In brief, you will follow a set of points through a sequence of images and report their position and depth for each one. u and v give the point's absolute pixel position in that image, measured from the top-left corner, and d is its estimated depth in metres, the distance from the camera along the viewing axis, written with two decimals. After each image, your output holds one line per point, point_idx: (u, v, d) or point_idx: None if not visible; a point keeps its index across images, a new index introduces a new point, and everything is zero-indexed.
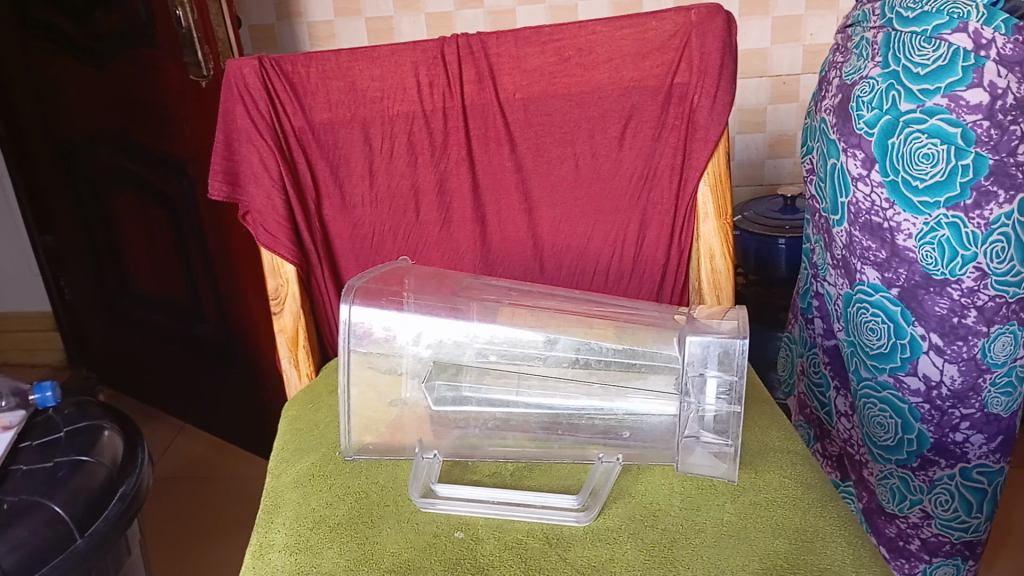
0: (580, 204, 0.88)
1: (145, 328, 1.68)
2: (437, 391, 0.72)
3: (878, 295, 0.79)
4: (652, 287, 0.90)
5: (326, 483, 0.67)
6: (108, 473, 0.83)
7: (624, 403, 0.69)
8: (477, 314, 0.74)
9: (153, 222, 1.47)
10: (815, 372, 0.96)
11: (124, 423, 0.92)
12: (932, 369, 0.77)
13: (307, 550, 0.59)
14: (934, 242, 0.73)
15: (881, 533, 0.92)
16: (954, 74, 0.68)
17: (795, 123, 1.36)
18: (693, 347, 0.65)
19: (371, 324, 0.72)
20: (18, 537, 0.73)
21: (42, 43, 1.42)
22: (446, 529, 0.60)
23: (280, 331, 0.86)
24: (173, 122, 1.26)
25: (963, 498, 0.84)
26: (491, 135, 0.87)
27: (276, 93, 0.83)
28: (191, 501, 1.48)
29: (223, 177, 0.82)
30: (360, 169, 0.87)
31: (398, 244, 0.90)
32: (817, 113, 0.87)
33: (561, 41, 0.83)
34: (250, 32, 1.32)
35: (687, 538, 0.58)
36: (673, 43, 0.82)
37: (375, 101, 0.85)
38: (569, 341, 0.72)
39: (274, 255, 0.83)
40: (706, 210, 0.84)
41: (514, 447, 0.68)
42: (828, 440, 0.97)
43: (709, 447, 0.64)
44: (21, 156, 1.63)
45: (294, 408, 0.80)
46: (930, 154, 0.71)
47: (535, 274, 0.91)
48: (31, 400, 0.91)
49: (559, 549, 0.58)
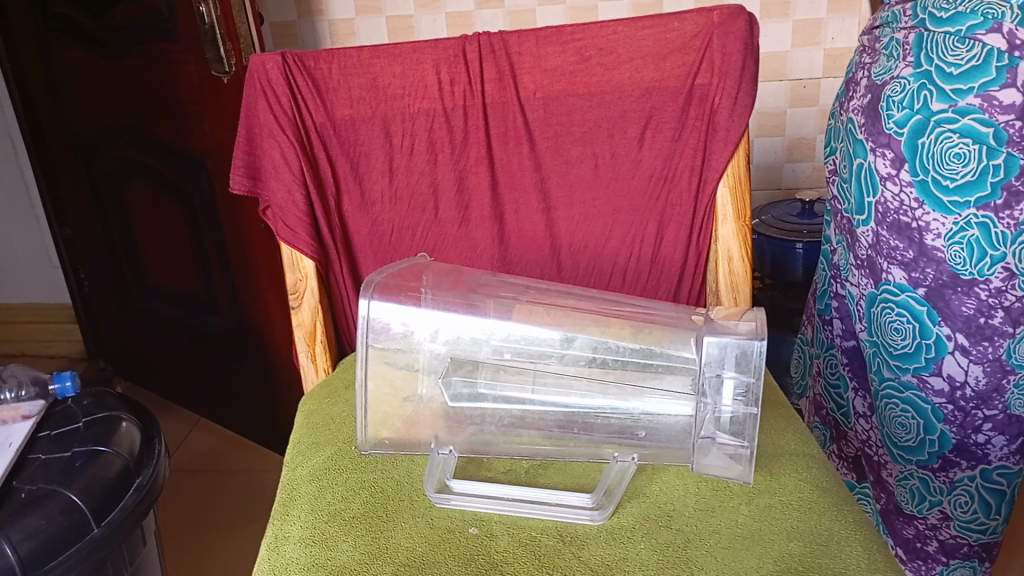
0: (598, 204, 0.88)
1: (160, 321, 1.69)
2: (454, 387, 0.72)
3: (904, 295, 0.79)
4: (669, 288, 0.90)
5: (342, 477, 0.67)
6: (124, 464, 0.84)
7: (640, 402, 0.69)
8: (494, 311, 0.74)
9: (170, 214, 1.48)
10: (832, 373, 0.96)
11: (141, 416, 0.93)
12: (957, 370, 0.77)
13: (322, 543, 0.60)
14: (963, 242, 0.73)
15: (899, 534, 0.92)
16: (988, 74, 0.68)
17: (814, 126, 1.36)
18: (710, 348, 0.65)
19: (388, 320, 0.72)
20: (35, 525, 0.74)
21: (63, 35, 1.44)
22: (460, 525, 0.61)
23: (297, 325, 0.86)
24: (193, 117, 1.27)
25: (983, 500, 0.82)
26: (510, 134, 0.87)
27: (298, 88, 0.83)
28: (206, 493, 1.50)
29: (245, 171, 0.83)
30: (379, 165, 0.87)
31: (416, 240, 0.90)
32: (844, 114, 0.87)
33: (582, 40, 0.83)
34: (271, 28, 1.33)
35: (702, 539, 0.58)
36: (695, 44, 0.82)
37: (396, 98, 0.85)
38: (586, 339, 0.72)
39: (293, 250, 0.84)
40: (726, 212, 0.84)
41: (529, 444, 0.69)
42: (844, 441, 0.97)
43: (724, 448, 0.64)
44: (42, 147, 1.65)
45: (311, 402, 0.80)
46: (962, 153, 0.70)
47: (552, 273, 0.91)
48: (50, 390, 0.92)
49: (573, 547, 0.58)
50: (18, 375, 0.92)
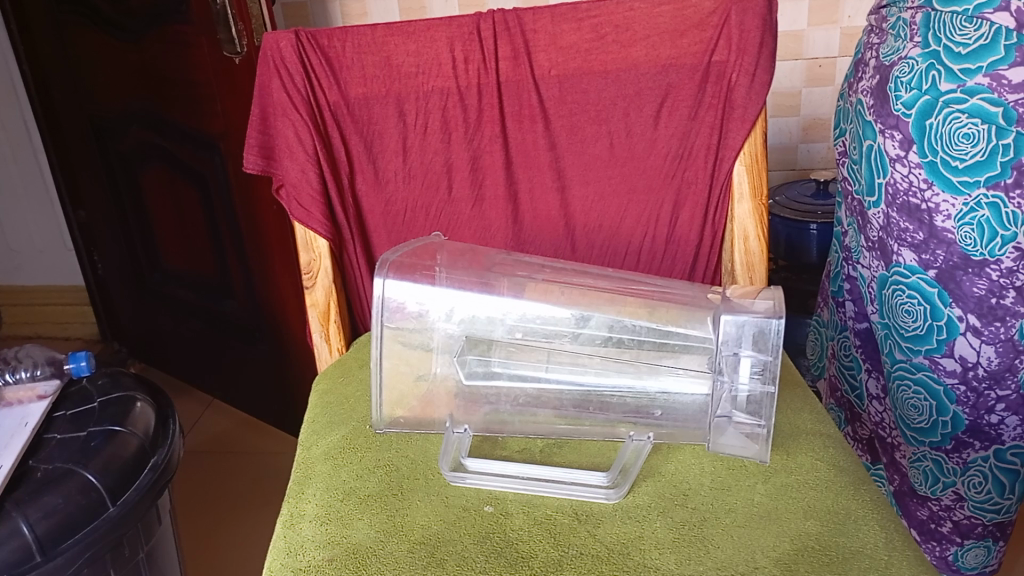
0: (613, 183, 0.88)
1: (174, 305, 1.70)
2: (468, 365, 0.72)
3: (915, 277, 0.78)
4: (684, 268, 0.89)
5: (356, 455, 0.67)
6: (140, 444, 0.84)
7: (656, 381, 0.69)
8: (508, 290, 0.73)
9: (184, 197, 1.48)
10: (845, 355, 0.95)
11: (155, 396, 0.93)
12: (969, 351, 0.76)
13: (338, 521, 0.60)
14: (974, 223, 0.72)
15: (913, 516, 0.92)
16: (996, 53, 0.66)
17: (829, 106, 1.34)
18: (727, 326, 0.64)
19: (404, 299, 0.71)
20: (52, 504, 0.75)
21: (76, 18, 1.44)
22: (475, 503, 0.61)
23: (311, 305, 0.86)
24: (206, 99, 1.27)
25: (996, 480, 0.82)
26: (524, 113, 0.86)
27: (312, 66, 0.82)
28: (219, 473, 1.51)
29: (259, 151, 0.82)
30: (393, 144, 0.87)
31: (430, 221, 0.90)
32: (853, 95, 0.85)
33: (598, 17, 0.83)
34: (283, 9, 1.32)
35: (717, 518, 0.58)
36: (712, 21, 0.81)
37: (409, 77, 0.84)
38: (602, 318, 0.72)
39: (307, 229, 0.83)
40: (742, 190, 0.83)
41: (544, 422, 0.69)
42: (859, 423, 0.97)
43: (741, 427, 0.64)
44: (56, 129, 1.65)
45: (325, 381, 0.80)
46: (971, 134, 0.69)
47: (567, 253, 0.91)
48: (65, 369, 0.91)
49: (588, 525, 0.58)
50: (33, 355, 0.92)
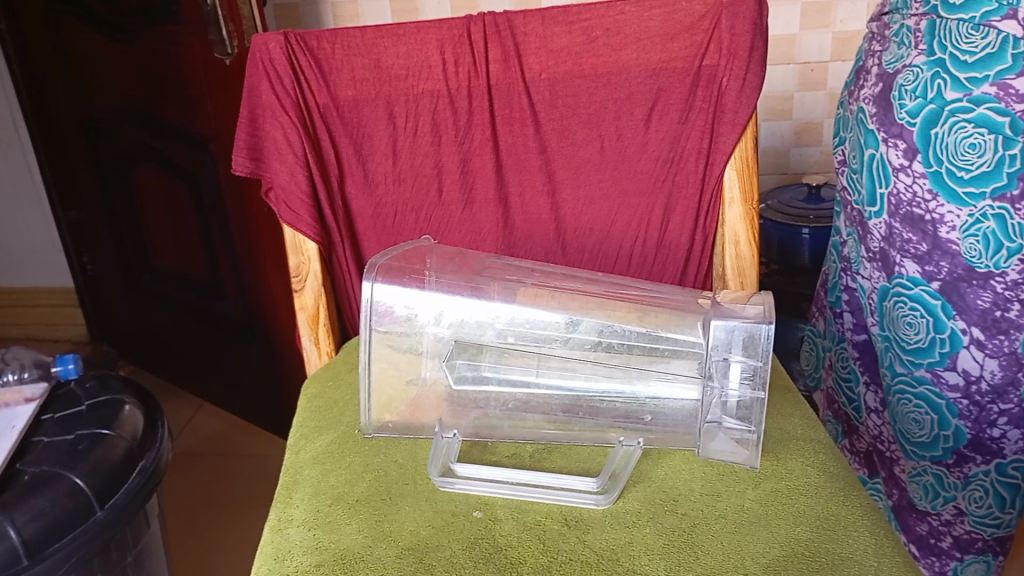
0: (604, 186, 0.88)
1: (165, 305, 1.69)
2: (458, 370, 0.72)
3: (917, 288, 0.78)
4: (675, 273, 0.89)
5: (345, 460, 0.67)
6: (128, 447, 0.84)
7: (645, 386, 0.68)
8: (498, 295, 0.73)
9: (175, 196, 1.47)
10: (843, 366, 0.95)
11: (143, 398, 0.93)
12: (972, 364, 0.76)
13: (326, 526, 0.59)
14: (979, 234, 0.71)
15: (912, 531, 0.92)
16: (1003, 62, 0.66)
17: (822, 110, 1.34)
18: (718, 331, 0.64)
19: (393, 303, 0.71)
20: (39, 507, 0.74)
21: (67, 16, 1.43)
22: (465, 509, 0.60)
23: (301, 309, 0.86)
24: (198, 99, 1.26)
25: (997, 494, 0.81)
26: (515, 116, 0.86)
27: (301, 68, 0.82)
28: (212, 476, 1.50)
29: (247, 152, 0.82)
30: (384, 147, 0.86)
31: (420, 224, 0.89)
32: (853, 103, 0.86)
33: (588, 20, 0.82)
34: (274, 10, 1.32)
35: (708, 524, 0.57)
36: (703, 25, 0.81)
37: (399, 79, 0.84)
38: (592, 323, 0.72)
39: (296, 232, 0.83)
40: (732, 195, 0.83)
41: (532, 428, 0.68)
42: (856, 436, 0.97)
43: (731, 433, 0.64)
44: (47, 129, 1.64)
45: (314, 385, 0.80)
46: (976, 144, 0.69)
47: (557, 256, 0.90)
48: (52, 372, 0.91)
49: (578, 532, 0.57)
50: (21, 358, 0.91)
